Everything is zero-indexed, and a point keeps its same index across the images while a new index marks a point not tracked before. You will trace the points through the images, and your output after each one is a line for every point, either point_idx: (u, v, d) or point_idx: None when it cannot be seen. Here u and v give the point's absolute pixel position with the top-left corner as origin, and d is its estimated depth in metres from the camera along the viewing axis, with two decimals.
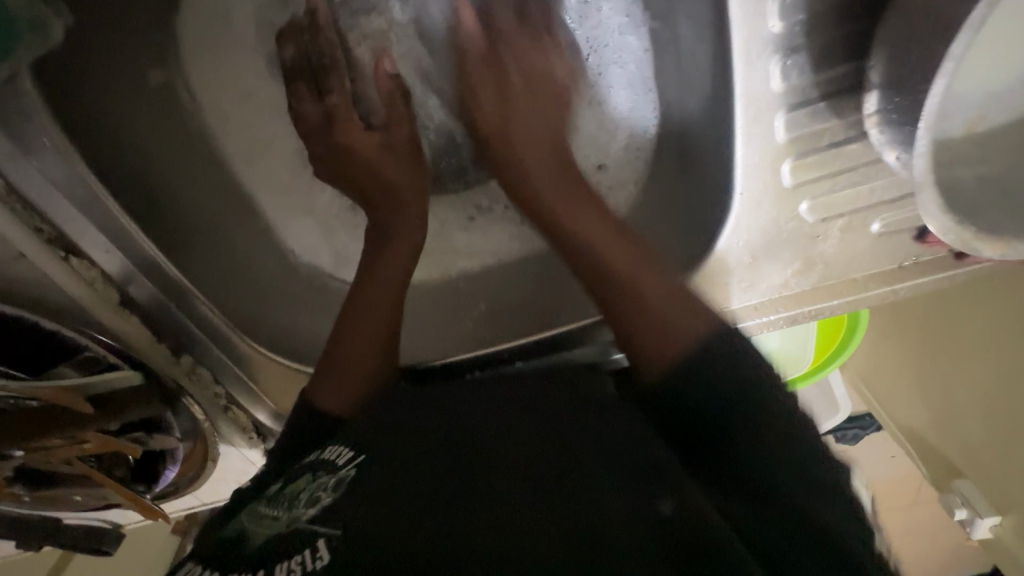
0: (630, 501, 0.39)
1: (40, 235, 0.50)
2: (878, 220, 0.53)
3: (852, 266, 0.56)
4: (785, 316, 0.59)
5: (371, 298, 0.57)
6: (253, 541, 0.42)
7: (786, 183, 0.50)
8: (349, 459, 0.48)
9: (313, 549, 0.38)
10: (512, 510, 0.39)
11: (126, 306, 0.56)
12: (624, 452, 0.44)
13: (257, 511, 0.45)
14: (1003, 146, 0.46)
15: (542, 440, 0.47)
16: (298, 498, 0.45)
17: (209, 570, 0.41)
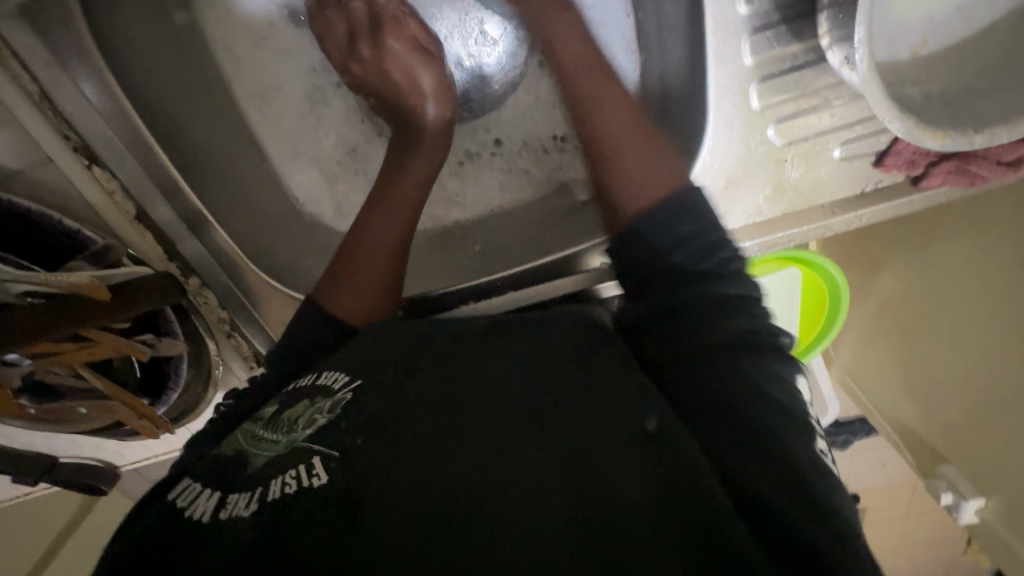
0: (610, 428, 0.41)
1: (67, 142, 0.54)
2: (838, 145, 0.58)
3: (818, 194, 0.61)
4: (757, 245, 0.64)
5: (380, 231, 0.61)
6: (255, 461, 0.44)
7: (754, 105, 0.56)
8: (345, 383, 0.49)
9: (309, 467, 0.42)
10: (497, 438, 0.41)
11: (141, 221, 0.60)
12: (611, 386, 0.44)
13: (254, 432, 0.47)
14: (950, 65, 0.51)
15: (524, 370, 0.46)
16: (296, 422, 0.47)
17: (212, 480, 0.43)
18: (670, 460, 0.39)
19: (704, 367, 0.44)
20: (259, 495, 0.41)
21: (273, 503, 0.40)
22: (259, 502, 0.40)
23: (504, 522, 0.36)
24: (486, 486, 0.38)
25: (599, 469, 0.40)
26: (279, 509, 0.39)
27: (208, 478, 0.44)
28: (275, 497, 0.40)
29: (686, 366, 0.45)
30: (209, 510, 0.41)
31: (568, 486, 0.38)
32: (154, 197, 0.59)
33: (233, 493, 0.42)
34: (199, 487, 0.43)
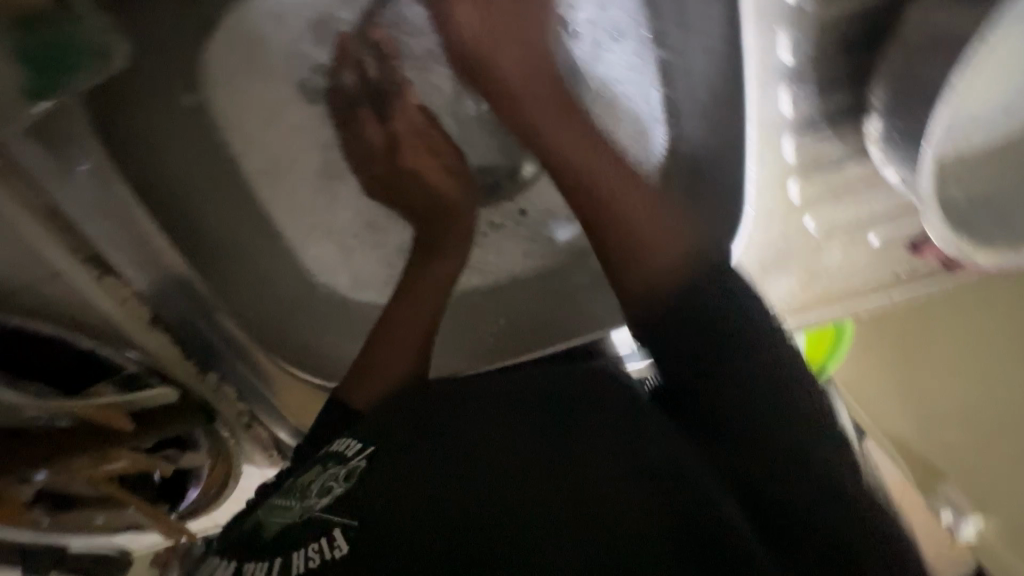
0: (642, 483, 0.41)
1: (78, 255, 0.50)
2: (875, 234, 0.58)
3: (849, 277, 0.61)
4: (789, 324, 0.63)
5: (425, 292, 0.62)
6: (269, 531, 0.42)
7: (792, 200, 0.54)
8: (359, 450, 0.46)
9: (330, 539, 0.39)
10: (531, 498, 0.40)
11: (156, 325, 0.57)
12: (636, 437, 0.44)
13: (273, 503, 0.45)
14: (994, 165, 0.51)
15: (547, 417, 0.46)
16: (310, 489, 0.44)
17: (232, 558, 0.42)
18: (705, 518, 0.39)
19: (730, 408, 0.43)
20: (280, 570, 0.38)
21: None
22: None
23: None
24: (528, 551, 0.37)
25: (626, 522, 0.38)
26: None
27: (231, 550, 0.43)
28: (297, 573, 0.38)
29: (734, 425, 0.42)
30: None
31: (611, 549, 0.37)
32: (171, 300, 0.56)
33: (256, 567, 0.39)
34: (227, 561, 0.42)
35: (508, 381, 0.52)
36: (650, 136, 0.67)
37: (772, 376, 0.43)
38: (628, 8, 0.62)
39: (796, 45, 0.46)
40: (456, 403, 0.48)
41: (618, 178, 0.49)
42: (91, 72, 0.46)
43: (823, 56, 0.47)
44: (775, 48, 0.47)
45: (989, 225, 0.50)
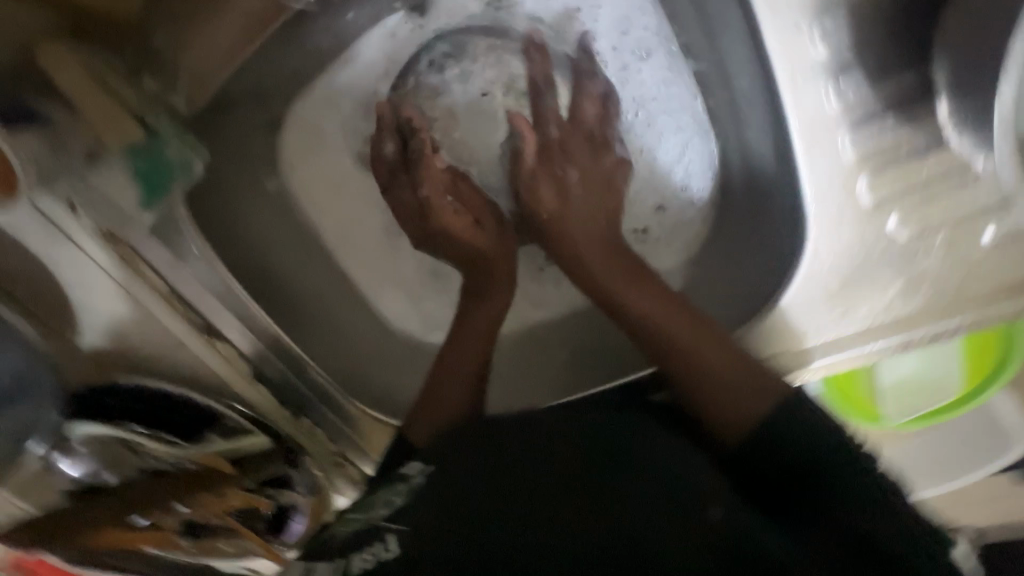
0: (683, 534, 0.37)
1: (191, 325, 0.61)
2: (992, 226, 0.47)
3: (967, 284, 0.50)
4: (891, 344, 0.53)
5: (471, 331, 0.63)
6: (338, 537, 0.44)
7: (865, 202, 0.47)
8: (421, 468, 0.46)
9: (383, 541, 0.41)
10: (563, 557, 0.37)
11: (256, 378, 0.66)
12: (683, 471, 0.40)
13: (346, 517, 0.47)
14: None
15: (609, 465, 0.41)
16: (378, 504, 0.46)
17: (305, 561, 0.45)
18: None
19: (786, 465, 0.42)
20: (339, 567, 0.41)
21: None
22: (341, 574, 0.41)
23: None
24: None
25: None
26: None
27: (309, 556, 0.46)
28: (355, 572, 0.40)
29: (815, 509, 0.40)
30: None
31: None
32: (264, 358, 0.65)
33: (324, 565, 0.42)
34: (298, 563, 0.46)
35: (574, 419, 0.46)
36: (698, 152, 0.64)
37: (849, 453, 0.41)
38: (654, 29, 0.63)
39: (828, 36, 0.42)
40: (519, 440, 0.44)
41: (666, 314, 0.50)
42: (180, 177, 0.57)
43: (864, 40, 0.42)
44: (807, 42, 0.43)
45: None
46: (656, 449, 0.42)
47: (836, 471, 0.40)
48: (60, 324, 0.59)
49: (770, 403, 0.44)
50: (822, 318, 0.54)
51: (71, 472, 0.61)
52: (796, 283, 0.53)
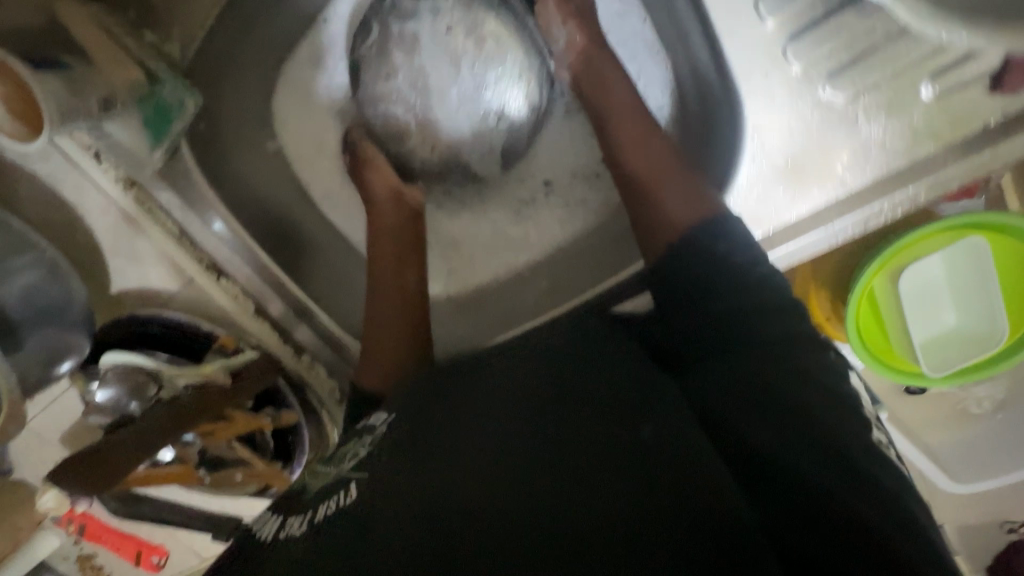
0: (624, 446, 0.41)
1: (201, 264, 0.69)
2: (927, 81, 0.46)
3: (919, 146, 0.49)
4: (852, 222, 0.53)
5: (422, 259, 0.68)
6: (310, 490, 0.48)
7: (792, 68, 0.49)
8: (383, 420, 0.51)
9: (346, 490, 0.44)
10: (509, 472, 0.41)
11: (260, 314, 0.72)
12: (623, 415, 0.43)
13: (315, 468, 0.51)
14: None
15: (543, 405, 0.46)
16: (347, 456, 0.50)
17: (277, 512, 0.47)
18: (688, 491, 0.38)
19: (731, 396, 0.43)
20: (307, 518, 0.44)
21: (320, 523, 0.42)
22: (309, 524, 0.43)
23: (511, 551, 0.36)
24: (495, 513, 0.38)
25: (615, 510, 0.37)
26: (326, 525, 0.41)
27: (277, 506, 0.48)
28: (320, 518, 0.43)
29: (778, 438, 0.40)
30: (270, 531, 0.44)
31: (591, 515, 0.37)
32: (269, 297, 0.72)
33: (290, 515, 0.45)
34: (268, 513, 0.48)
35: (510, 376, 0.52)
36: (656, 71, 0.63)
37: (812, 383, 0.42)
38: None
39: None
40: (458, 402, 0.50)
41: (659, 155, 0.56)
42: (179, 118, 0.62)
43: None
44: None
45: None
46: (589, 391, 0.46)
47: (798, 412, 0.40)
48: (100, 267, 0.69)
49: (695, 239, 0.50)
50: (778, 204, 0.54)
51: (101, 401, 0.67)
52: (744, 167, 0.54)
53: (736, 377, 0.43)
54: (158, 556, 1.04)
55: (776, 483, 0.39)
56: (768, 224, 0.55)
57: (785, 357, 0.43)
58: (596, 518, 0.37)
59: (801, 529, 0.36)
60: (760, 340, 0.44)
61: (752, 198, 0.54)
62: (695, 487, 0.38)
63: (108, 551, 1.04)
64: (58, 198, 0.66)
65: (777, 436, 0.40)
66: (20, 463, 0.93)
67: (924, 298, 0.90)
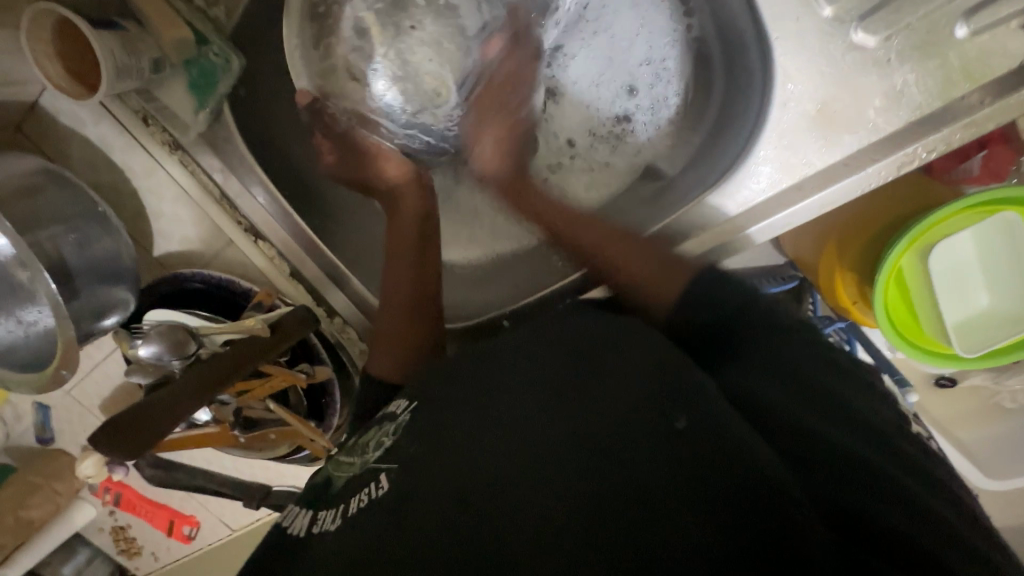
0: (647, 416, 0.39)
1: (240, 225, 0.71)
2: (961, 23, 0.48)
3: (954, 86, 0.49)
4: (886, 167, 0.52)
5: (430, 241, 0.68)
6: (338, 483, 0.47)
7: (825, 12, 0.50)
8: (406, 407, 0.51)
9: (376, 482, 0.43)
10: (534, 449, 0.39)
11: (294, 276, 0.74)
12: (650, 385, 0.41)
13: (339, 460, 0.50)
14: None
15: (566, 380, 0.44)
16: (371, 446, 0.49)
17: (308, 511, 0.46)
18: (728, 458, 0.35)
19: (756, 377, 0.45)
20: (340, 512, 0.43)
21: (353, 517, 0.41)
22: (342, 518, 0.42)
23: (546, 529, 0.35)
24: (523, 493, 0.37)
25: (650, 484, 0.35)
26: (359, 520, 0.41)
27: (310, 502, 0.47)
28: (354, 511, 0.42)
29: (806, 428, 0.40)
30: (304, 527, 0.44)
31: (626, 484, 0.35)
32: (302, 258, 0.72)
33: (324, 512, 0.44)
34: (297, 509, 0.47)
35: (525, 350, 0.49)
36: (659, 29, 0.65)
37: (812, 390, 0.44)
38: None
39: None
40: (479, 381, 0.47)
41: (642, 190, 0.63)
42: (223, 79, 0.65)
43: None
44: None
45: None
46: (607, 364, 0.44)
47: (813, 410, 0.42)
48: (145, 230, 0.72)
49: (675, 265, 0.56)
50: (809, 151, 0.54)
51: (145, 358, 0.67)
52: (773, 114, 0.54)
53: (753, 369, 0.45)
54: (190, 527, 1.06)
55: (801, 447, 0.38)
56: (800, 172, 0.55)
57: (781, 358, 0.46)
58: (629, 492, 0.35)
59: (832, 486, 0.36)
60: (768, 341, 0.48)
61: (782, 146, 0.54)
62: (721, 449, 0.36)
63: (140, 523, 1.06)
64: (108, 162, 0.69)
65: (812, 426, 0.40)
66: (61, 431, 0.96)
67: (954, 280, 0.89)
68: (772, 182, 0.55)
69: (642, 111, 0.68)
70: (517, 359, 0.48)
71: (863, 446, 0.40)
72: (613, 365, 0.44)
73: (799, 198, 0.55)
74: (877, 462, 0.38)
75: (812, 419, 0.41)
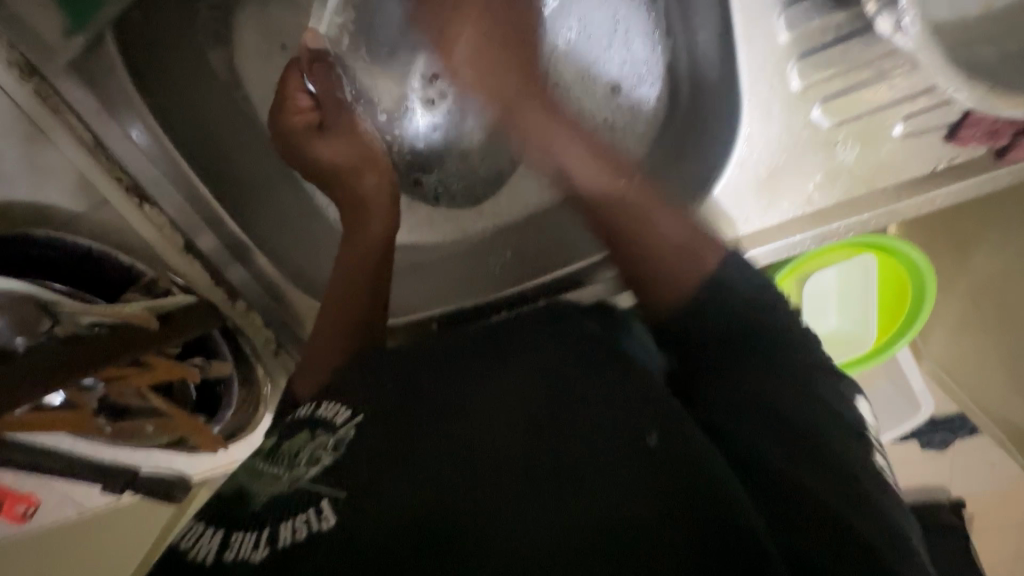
0: (622, 451, 0.42)
1: (120, 184, 0.57)
2: (900, 121, 0.52)
3: (879, 176, 0.55)
4: (810, 237, 0.57)
5: (364, 252, 0.63)
6: (258, 501, 0.42)
7: (794, 87, 0.51)
8: (348, 418, 0.49)
9: (318, 510, 0.41)
10: (511, 467, 0.42)
11: (189, 252, 0.62)
12: (626, 415, 0.45)
13: (256, 468, 0.46)
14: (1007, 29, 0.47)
15: (537, 401, 0.47)
16: (299, 459, 0.46)
17: (213, 526, 0.41)
18: (695, 483, 0.40)
19: (729, 414, 0.47)
20: (268, 540, 0.39)
21: (283, 551, 0.39)
22: (269, 549, 0.39)
23: (529, 540, 0.38)
24: (507, 515, 0.39)
25: (628, 510, 0.39)
26: (293, 557, 0.38)
27: (211, 519, 0.42)
28: (287, 544, 0.39)
29: (784, 457, 0.43)
30: (211, 551, 0.39)
31: (605, 509, 0.39)
32: (200, 230, 0.62)
33: (235, 532, 0.40)
34: (201, 527, 0.41)
35: (502, 368, 0.52)
36: (638, 44, 0.68)
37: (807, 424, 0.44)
38: None
39: None
40: (456, 397, 0.50)
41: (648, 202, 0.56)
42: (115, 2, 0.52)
43: None
44: None
45: (1012, 75, 0.44)
46: (582, 380, 0.49)
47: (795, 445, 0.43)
48: None
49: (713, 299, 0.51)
50: (750, 210, 0.57)
51: None
52: (729, 171, 0.55)
53: (753, 416, 0.46)
54: (25, 505, 0.86)
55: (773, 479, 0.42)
56: (744, 225, 0.57)
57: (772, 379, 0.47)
58: (608, 520, 0.38)
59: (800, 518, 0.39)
60: (745, 382, 0.48)
61: (728, 201, 0.56)
62: (695, 482, 0.40)
63: None
64: None
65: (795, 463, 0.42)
66: None
67: (816, 302, 1.00)
68: (729, 224, 0.57)
69: (620, 111, 0.69)
70: (497, 372, 0.52)
71: (839, 491, 0.41)
72: (592, 382, 0.49)
73: (734, 251, 0.58)
74: (849, 507, 0.40)
75: (784, 458, 0.43)
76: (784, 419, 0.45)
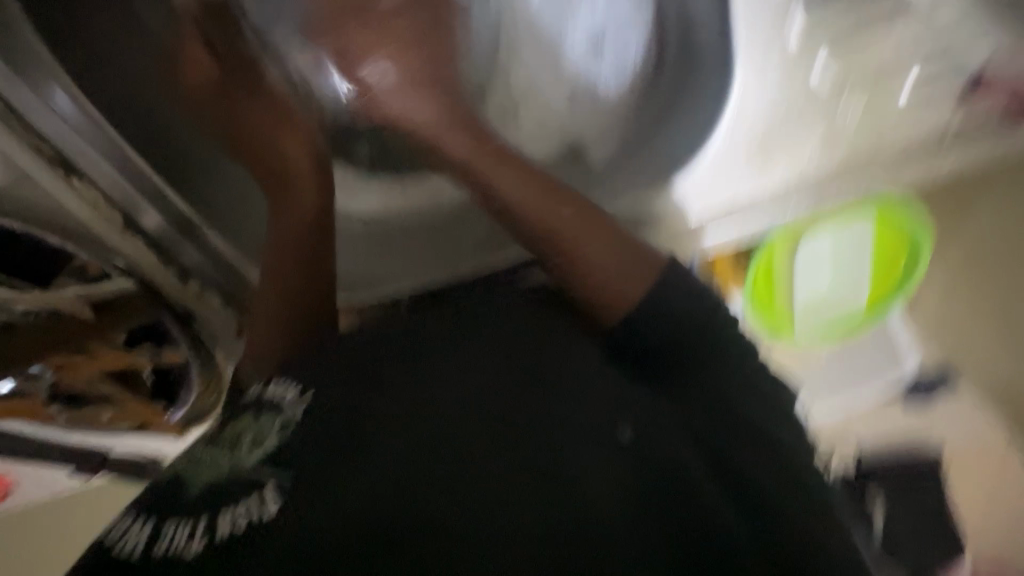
0: (591, 445, 0.38)
1: (40, 153, 0.50)
2: (908, 76, 0.47)
3: (882, 142, 0.50)
4: (803, 209, 0.53)
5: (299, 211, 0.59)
6: (192, 487, 0.37)
7: (793, 40, 0.47)
8: (296, 397, 0.42)
9: (262, 497, 0.35)
10: (470, 445, 0.37)
11: (132, 229, 0.57)
12: (597, 396, 0.41)
13: (194, 452, 0.41)
14: None
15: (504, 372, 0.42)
16: (240, 438, 0.40)
17: (151, 518, 0.36)
18: (662, 477, 0.38)
19: (702, 402, 0.42)
20: (206, 528, 0.35)
21: (222, 542, 0.34)
22: (207, 539, 0.34)
23: (490, 535, 0.34)
24: (463, 500, 0.35)
25: (596, 503, 0.36)
26: (235, 550, 0.33)
27: (145, 509, 0.37)
28: (226, 535, 0.34)
29: (745, 450, 0.40)
30: (141, 542, 0.35)
31: (576, 503, 0.35)
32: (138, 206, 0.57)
33: (167, 521, 0.35)
34: (131, 518, 0.37)
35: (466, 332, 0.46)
36: None
37: (769, 406, 0.42)
38: None
39: None
40: (411, 363, 0.44)
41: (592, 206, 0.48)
42: None
43: None
44: None
45: None
46: (553, 353, 0.44)
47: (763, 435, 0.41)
48: None
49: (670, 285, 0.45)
50: (740, 180, 0.52)
51: None
52: (717, 136, 0.51)
53: (727, 410, 0.41)
54: None
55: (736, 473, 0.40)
56: (728, 202, 0.53)
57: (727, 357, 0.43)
58: (577, 515, 0.35)
59: (759, 521, 0.38)
60: (702, 365, 0.43)
61: (713, 171, 0.52)
62: (664, 475, 0.38)
63: None
64: None
65: (768, 461, 0.40)
66: None
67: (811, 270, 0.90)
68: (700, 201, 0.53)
69: None
70: (457, 337, 0.46)
71: (785, 475, 0.40)
72: (563, 356, 0.44)
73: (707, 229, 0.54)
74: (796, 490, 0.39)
75: (747, 454, 0.40)
76: (741, 404, 0.42)
